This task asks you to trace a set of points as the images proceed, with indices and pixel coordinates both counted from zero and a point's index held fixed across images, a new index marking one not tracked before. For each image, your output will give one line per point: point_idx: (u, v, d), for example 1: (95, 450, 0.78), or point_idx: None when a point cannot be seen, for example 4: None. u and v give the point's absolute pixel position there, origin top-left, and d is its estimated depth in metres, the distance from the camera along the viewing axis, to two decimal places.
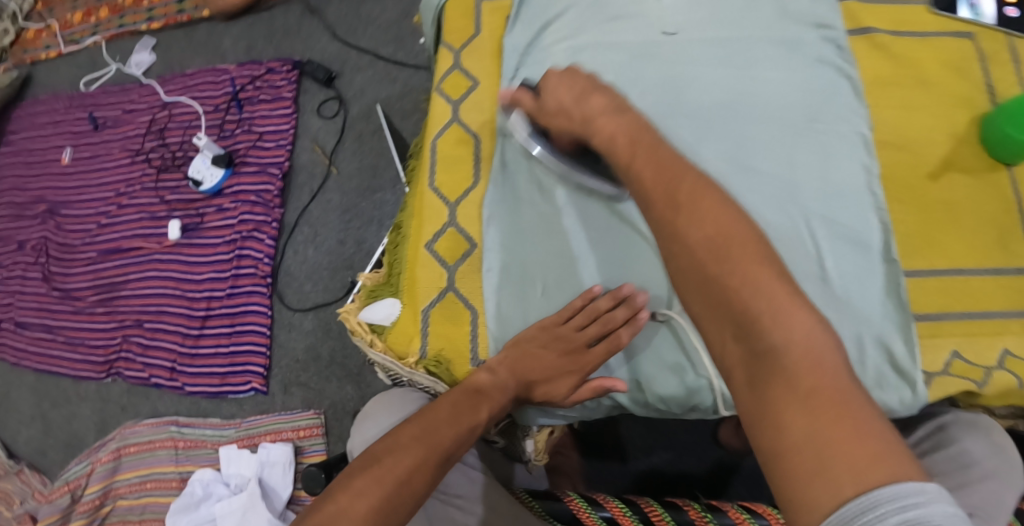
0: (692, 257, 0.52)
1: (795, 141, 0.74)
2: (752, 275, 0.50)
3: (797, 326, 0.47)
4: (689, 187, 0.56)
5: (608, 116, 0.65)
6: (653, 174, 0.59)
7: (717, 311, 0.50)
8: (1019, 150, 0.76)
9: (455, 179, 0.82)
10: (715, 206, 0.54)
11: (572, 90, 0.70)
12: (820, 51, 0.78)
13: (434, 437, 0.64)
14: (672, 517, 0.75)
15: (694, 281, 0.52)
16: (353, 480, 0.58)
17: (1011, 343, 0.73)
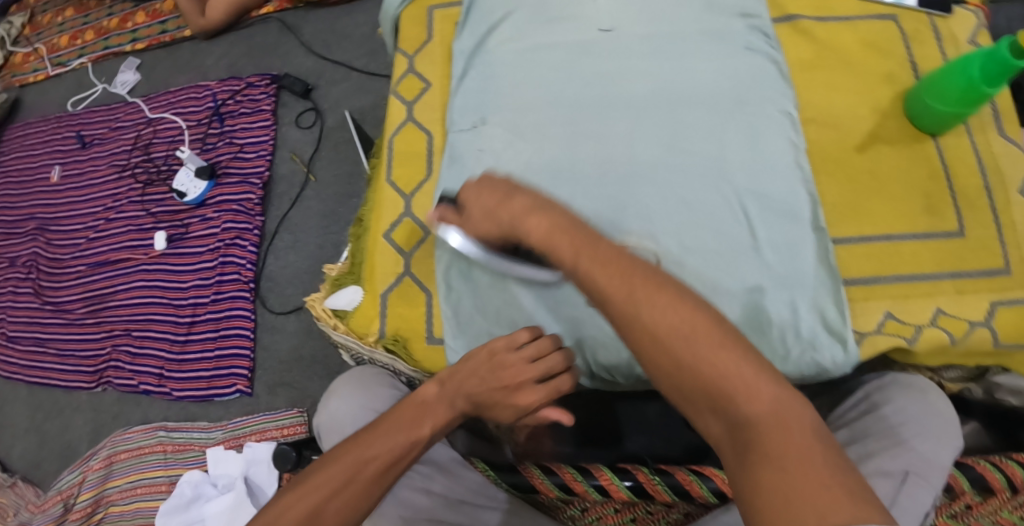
0: (660, 347, 0.54)
1: (726, 122, 0.82)
2: (716, 358, 0.52)
3: (765, 397, 0.51)
4: (636, 283, 0.56)
5: (536, 215, 0.65)
6: (603, 271, 0.58)
7: (692, 393, 0.53)
8: (938, 121, 0.83)
9: (409, 172, 0.90)
10: (667, 294, 0.55)
11: (494, 195, 0.70)
12: (747, 39, 0.86)
13: (371, 450, 0.61)
14: (623, 481, 0.79)
15: (661, 366, 0.54)
16: (289, 492, 0.59)
17: (943, 302, 0.80)
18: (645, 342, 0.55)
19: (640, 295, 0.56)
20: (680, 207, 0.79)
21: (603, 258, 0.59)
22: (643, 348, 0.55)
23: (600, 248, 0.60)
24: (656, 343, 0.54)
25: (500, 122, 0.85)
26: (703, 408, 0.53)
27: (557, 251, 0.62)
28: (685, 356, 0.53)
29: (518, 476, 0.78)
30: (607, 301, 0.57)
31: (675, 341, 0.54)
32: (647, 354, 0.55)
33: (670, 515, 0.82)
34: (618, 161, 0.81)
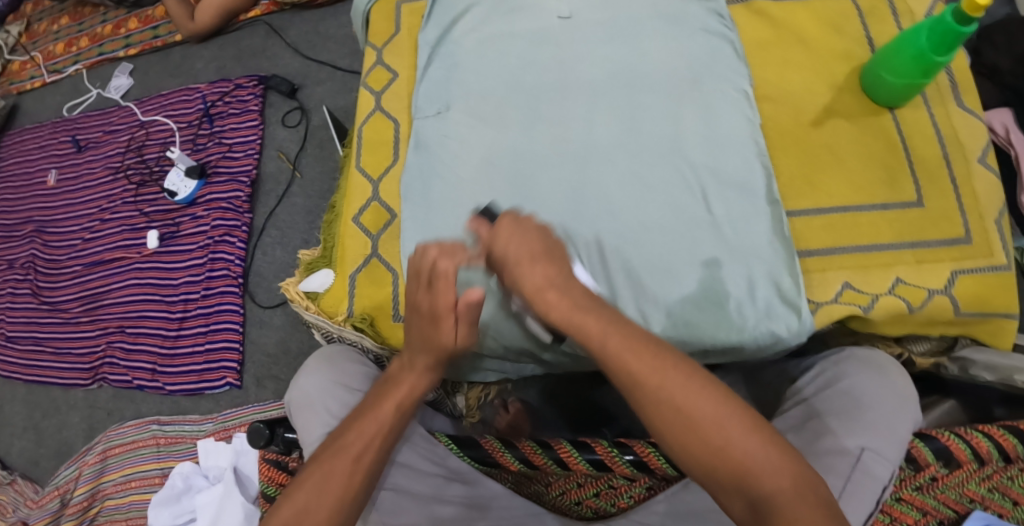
0: (689, 433, 0.58)
1: (681, 100, 0.85)
2: (739, 442, 0.57)
3: (785, 473, 0.57)
4: (666, 370, 0.60)
5: (557, 290, 0.65)
6: (635, 357, 0.61)
7: (716, 475, 0.58)
8: (891, 92, 0.85)
9: (377, 159, 0.94)
10: (688, 382, 0.59)
11: (526, 245, 0.67)
12: (703, 21, 0.89)
13: (342, 442, 0.67)
14: (582, 455, 0.79)
15: (690, 449, 0.59)
16: (278, 511, 0.63)
17: (902, 272, 0.82)
18: (675, 430, 0.59)
19: (671, 385, 0.59)
20: (638, 184, 0.82)
21: (631, 343, 0.61)
22: (667, 432, 0.59)
23: (623, 332, 0.62)
24: (686, 430, 0.59)
25: (463, 108, 0.88)
26: (727, 487, 0.58)
27: (584, 325, 0.63)
28: (710, 439, 0.58)
29: (478, 450, 0.81)
30: (634, 384, 0.60)
31: (702, 429, 0.58)
32: (674, 440, 0.59)
33: (634, 489, 0.80)
34: (575, 141, 0.84)
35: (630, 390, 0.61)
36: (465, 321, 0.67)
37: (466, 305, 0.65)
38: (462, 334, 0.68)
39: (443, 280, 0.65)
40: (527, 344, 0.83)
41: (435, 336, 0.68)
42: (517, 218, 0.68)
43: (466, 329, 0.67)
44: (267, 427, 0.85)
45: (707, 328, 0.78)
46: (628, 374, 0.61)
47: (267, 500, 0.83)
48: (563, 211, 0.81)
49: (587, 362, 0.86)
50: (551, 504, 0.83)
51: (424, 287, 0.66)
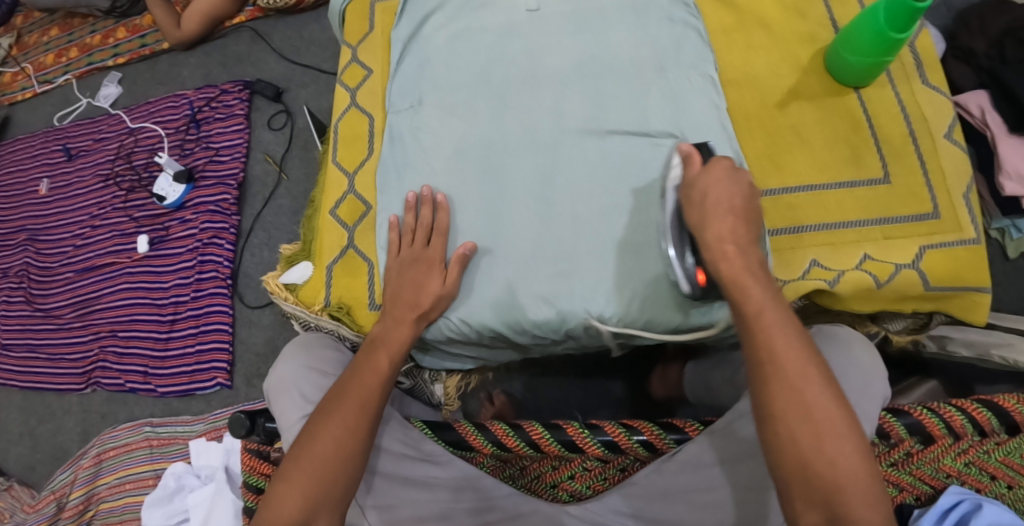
0: (805, 431, 0.62)
1: (647, 88, 0.87)
2: (845, 463, 0.61)
3: (873, 508, 0.60)
4: (809, 367, 0.63)
5: (738, 246, 0.68)
6: (782, 343, 0.64)
7: (812, 480, 0.61)
8: (853, 71, 0.87)
9: (352, 153, 0.96)
10: (824, 397, 0.62)
11: (733, 193, 0.70)
12: (668, 10, 0.90)
13: (344, 396, 0.76)
14: (554, 437, 0.80)
15: (796, 445, 0.62)
16: (297, 463, 0.72)
17: (869, 249, 0.83)
18: (791, 422, 0.62)
19: (807, 382, 0.63)
20: (608, 169, 0.84)
21: (786, 332, 0.65)
22: (783, 418, 0.63)
23: (783, 312, 0.66)
24: (800, 430, 0.62)
25: (434, 101, 0.91)
26: (811, 495, 0.61)
27: (745, 293, 0.67)
28: (820, 445, 0.61)
29: (453, 433, 0.83)
30: (775, 365, 0.64)
31: (817, 437, 0.61)
32: (784, 430, 0.62)
33: (607, 470, 0.82)
34: (542, 129, 0.87)
35: (763, 368, 0.64)
36: (455, 266, 0.82)
37: (455, 254, 0.82)
38: (449, 278, 0.82)
39: (436, 235, 0.84)
40: (498, 327, 0.83)
41: (428, 280, 0.82)
42: (731, 168, 0.72)
43: (455, 273, 0.82)
44: (248, 418, 0.86)
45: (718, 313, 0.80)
46: (771, 356, 0.64)
47: (250, 490, 0.84)
48: (532, 197, 0.84)
49: (566, 344, 0.87)
50: (527, 487, 0.84)
51: (420, 242, 0.84)
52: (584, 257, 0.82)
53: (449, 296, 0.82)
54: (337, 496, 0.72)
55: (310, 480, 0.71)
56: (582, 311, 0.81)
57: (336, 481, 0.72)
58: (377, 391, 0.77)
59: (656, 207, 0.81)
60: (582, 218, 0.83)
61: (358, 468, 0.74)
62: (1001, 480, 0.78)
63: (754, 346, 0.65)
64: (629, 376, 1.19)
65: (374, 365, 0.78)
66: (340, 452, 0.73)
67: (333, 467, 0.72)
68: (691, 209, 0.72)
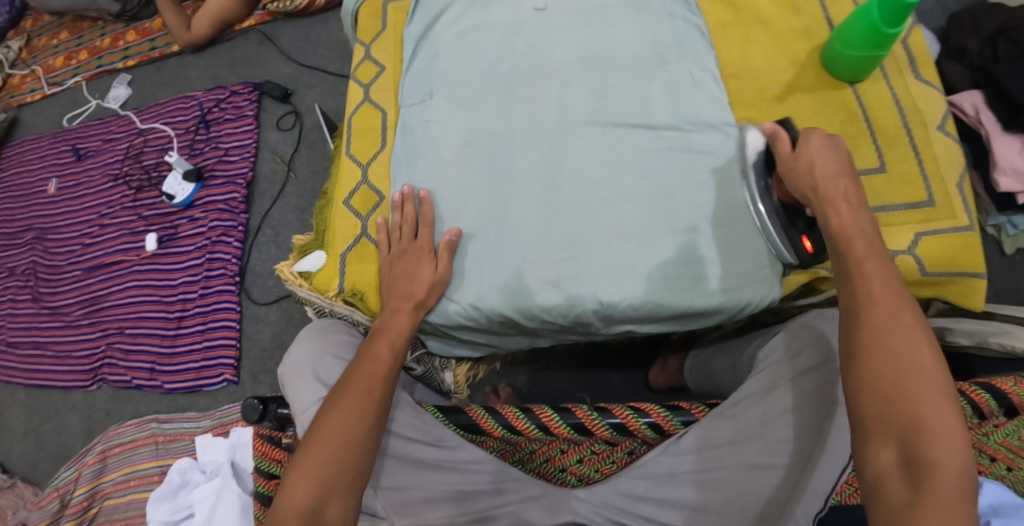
0: (887, 368, 0.62)
1: (653, 81, 0.90)
2: (926, 404, 0.59)
3: (954, 453, 0.57)
4: (903, 311, 0.64)
5: (847, 207, 0.73)
6: (878, 287, 0.66)
7: (891, 414, 0.60)
8: (848, 64, 0.90)
9: (365, 146, 0.99)
10: (917, 340, 0.62)
11: (830, 161, 0.76)
12: (671, 7, 0.94)
13: (349, 383, 0.77)
14: (564, 420, 0.81)
15: (878, 377, 0.62)
16: (308, 452, 0.72)
17: None
18: (875, 358, 0.62)
19: (900, 322, 0.63)
20: (616, 158, 0.87)
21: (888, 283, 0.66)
22: (870, 355, 0.63)
23: (887, 266, 0.67)
24: (884, 367, 0.62)
25: (445, 95, 0.93)
26: (888, 430, 0.60)
27: (851, 245, 0.70)
28: (902, 382, 0.61)
29: (463, 416, 0.85)
30: (869, 302, 0.65)
31: (899, 375, 0.61)
32: (869, 363, 0.62)
33: (615, 454, 0.84)
34: (550, 120, 0.89)
35: (859, 308, 0.66)
36: (443, 252, 0.85)
37: (442, 241, 0.86)
38: (439, 266, 0.85)
39: (422, 228, 0.87)
40: (507, 312, 0.85)
41: (418, 268, 0.85)
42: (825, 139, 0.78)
43: (445, 260, 0.85)
44: (261, 403, 0.88)
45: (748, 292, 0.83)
46: (867, 297, 0.66)
47: (262, 475, 0.84)
48: (539, 185, 0.87)
49: (570, 331, 0.89)
50: (536, 470, 0.86)
51: (407, 236, 0.87)
52: (591, 243, 0.84)
53: (441, 282, 0.85)
54: (348, 482, 0.71)
55: (320, 465, 0.71)
56: (590, 296, 0.83)
57: (346, 467, 0.71)
58: (382, 379, 0.78)
59: (738, 185, 0.85)
60: (601, 205, 0.85)
61: (367, 455, 0.73)
62: (1001, 462, 0.80)
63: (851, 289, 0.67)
64: (630, 368, 1.21)
65: (377, 354, 0.80)
66: (349, 437, 0.73)
67: (341, 455, 0.72)
68: (799, 176, 0.77)
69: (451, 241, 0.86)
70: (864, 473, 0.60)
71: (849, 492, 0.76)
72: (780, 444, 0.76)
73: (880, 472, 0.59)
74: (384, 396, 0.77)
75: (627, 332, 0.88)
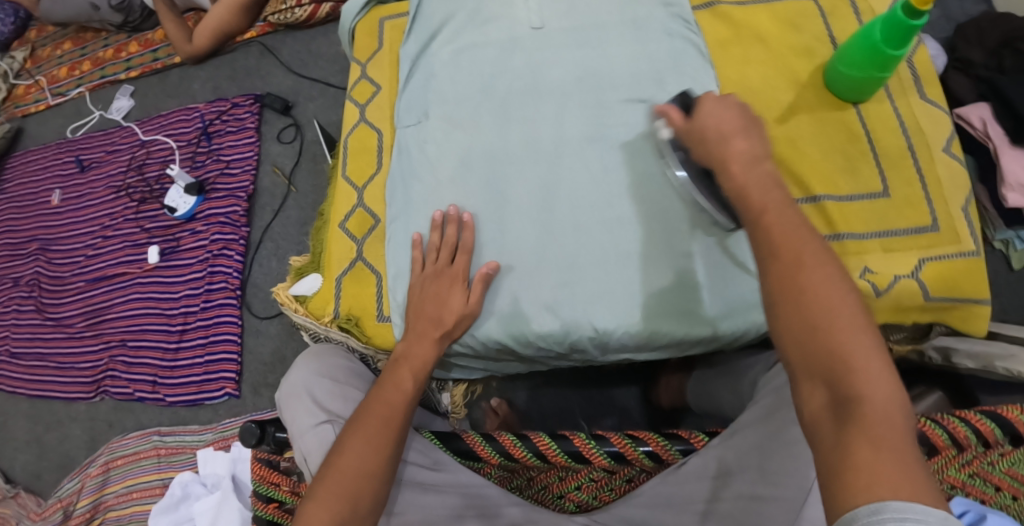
0: (802, 308, 0.56)
1: (650, 101, 0.89)
2: (850, 341, 0.54)
3: (882, 384, 0.52)
4: (809, 248, 0.58)
5: (743, 165, 0.67)
6: (780, 231, 0.60)
7: (811, 356, 0.55)
8: (851, 85, 0.89)
9: (361, 168, 0.99)
10: (825, 277, 0.56)
11: (729, 119, 0.71)
12: (668, 26, 0.93)
13: (367, 413, 0.76)
14: (561, 447, 0.80)
15: (791, 323, 0.56)
16: (319, 484, 0.71)
17: (870, 262, 0.85)
18: (787, 303, 0.57)
19: (803, 263, 0.57)
20: (613, 183, 0.86)
21: (788, 228, 0.60)
22: (780, 304, 0.57)
23: (787, 212, 0.61)
24: (801, 309, 0.56)
25: (440, 115, 0.92)
26: (814, 375, 0.54)
27: (748, 201, 0.64)
28: (815, 322, 0.55)
29: (460, 443, 0.84)
30: (772, 251, 0.59)
31: (815, 315, 0.55)
32: (781, 313, 0.57)
33: (614, 481, 0.83)
34: (547, 141, 0.88)
35: (767, 257, 0.60)
36: (478, 285, 0.83)
37: (479, 273, 0.83)
38: (472, 298, 0.83)
39: (461, 254, 0.85)
40: (503, 339, 0.84)
41: (450, 298, 0.83)
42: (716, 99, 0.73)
43: (478, 293, 0.83)
44: (258, 427, 0.88)
45: (739, 313, 0.82)
46: (773, 239, 0.60)
47: (260, 499, 0.84)
48: (535, 208, 0.86)
49: (570, 357, 0.88)
50: (533, 497, 0.85)
51: (444, 260, 0.85)
52: (587, 268, 0.83)
53: (471, 316, 0.83)
54: (361, 511, 0.71)
55: (334, 498, 0.70)
56: (585, 323, 0.82)
57: (360, 500, 0.71)
58: (400, 406, 0.77)
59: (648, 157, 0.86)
60: (599, 229, 0.84)
61: (382, 486, 0.73)
62: (1006, 491, 0.77)
63: (758, 241, 0.61)
64: (629, 387, 1.20)
65: (399, 379, 0.80)
66: (364, 464, 0.72)
67: (354, 483, 0.71)
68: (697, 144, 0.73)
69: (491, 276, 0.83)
70: (802, 423, 0.55)
71: None
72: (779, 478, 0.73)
73: (814, 419, 0.54)
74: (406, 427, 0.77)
75: (624, 360, 0.87)
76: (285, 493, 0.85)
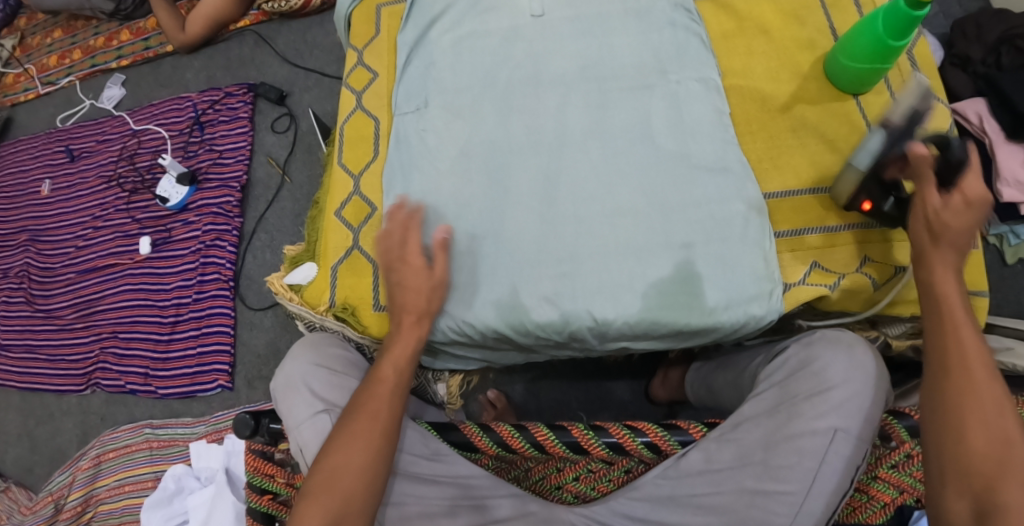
0: (971, 426, 0.65)
1: (652, 90, 0.88)
2: (1010, 469, 0.63)
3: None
4: (988, 374, 0.67)
5: (946, 273, 0.72)
6: (971, 350, 0.68)
7: (968, 471, 0.64)
8: (852, 78, 0.90)
9: (358, 155, 0.98)
10: (997, 407, 0.66)
11: (962, 219, 0.72)
12: (670, 15, 0.92)
13: (359, 410, 0.76)
14: (558, 437, 0.79)
15: (954, 434, 0.66)
16: (314, 485, 0.72)
17: (871, 251, 0.88)
18: (960, 418, 0.66)
19: (981, 388, 0.66)
20: (613, 173, 0.85)
21: (979, 351, 0.68)
22: (955, 416, 0.66)
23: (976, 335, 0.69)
24: (973, 439, 0.65)
25: (440, 104, 0.92)
26: (964, 487, 0.64)
27: (949, 307, 0.71)
28: (977, 443, 0.65)
29: (458, 434, 0.83)
30: (954, 365, 0.68)
31: (983, 437, 0.65)
32: (956, 426, 0.66)
33: (612, 472, 0.82)
34: (549, 131, 0.88)
35: (947, 367, 0.68)
36: (438, 253, 0.82)
37: (437, 241, 0.82)
38: (435, 268, 0.82)
39: (411, 229, 0.83)
40: (501, 328, 0.84)
41: (410, 276, 0.81)
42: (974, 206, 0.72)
43: (440, 262, 0.82)
44: (252, 418, 0.86)
45: (748, 301, 0.82)
46: (961, 359, 0.68)
47: (255, 491, 0.83)
48: (536, 198, 0.85)
49: (569, 345, 0.87)
50: (532, 488, 0.84)
51: (395, 238, 0.83)
52: (587, 259, 0.82)
53: (439, 285, 0.82)
54: (357, 509, 0.72)
55: (331, 498, 0.71)
56: (585, 313, 0.81)
57: (355, 497, 0.72)
58: (387, 399, 0.77)
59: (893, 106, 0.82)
60: (601, 219, 0.83)
61: (378, 481, 0.74)
62: None
63: (942, 352, 0.69)
64: (627, 380, 1.20)
65: (385, 365, 0.79)
66: (359, 464, 0.73)
67: (350, 483, 0.72)
68: (921, 223, 0.75)
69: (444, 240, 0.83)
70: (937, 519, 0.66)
71: (848, 511, 0.78)
72: (781, 471, 0.74)
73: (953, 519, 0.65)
74: (397, 418, 0.77)
75: (622, 348, 0.86)
76: (279, 485, 0.83)
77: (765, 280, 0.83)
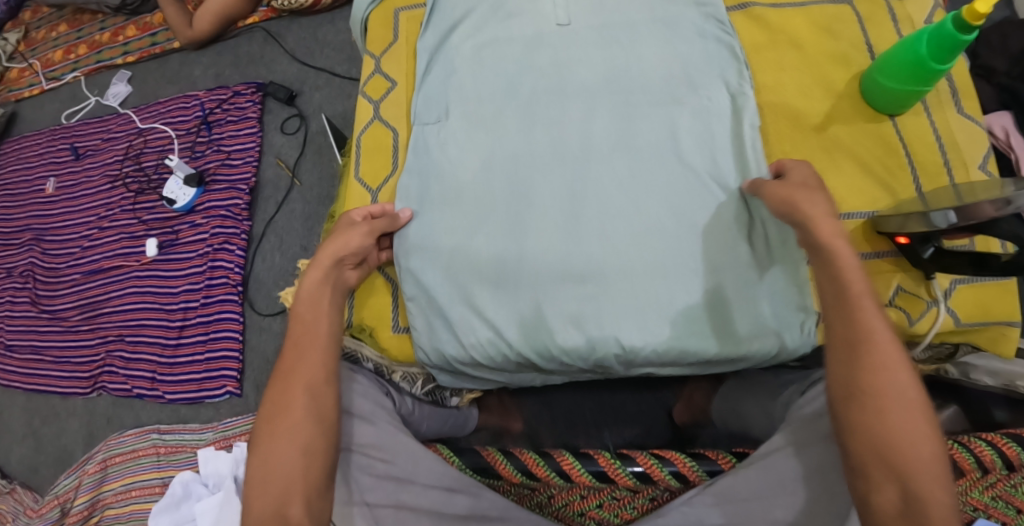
0: (865, 385, 0.68)
1: (680, 106, 0.85)
2: (905, 420, 0.66)
3: (928, 462, 0.64)
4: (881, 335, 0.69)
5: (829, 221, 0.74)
6: (867, 315, 0.70)
7: (879, 435, 0.66)
8: (890, 98, 0.87)
9: (375, 168, 0.96)
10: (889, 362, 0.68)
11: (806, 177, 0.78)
12: (699, 28, 0.89)
13: (287, 372, 0.76)
14: (585, 466, 0.80)
15: (860, 402, 0.68)
16: (258, 457, 0.72)
17: (903, 281, 0.85)
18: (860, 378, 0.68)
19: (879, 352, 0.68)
20: (640, 190, 0.82)
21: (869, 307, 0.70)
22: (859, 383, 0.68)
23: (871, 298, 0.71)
24: (871, 402, 0.67)
25: (460, 115, 0.89)
26: (879, 455, 0.66)
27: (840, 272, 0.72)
28: (878, 406, 0.67)
29: (479, 460, 0.82)
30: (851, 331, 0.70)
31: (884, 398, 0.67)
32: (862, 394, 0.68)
33: (636, 500, 0.79)
34: (573, 144, 0.85)
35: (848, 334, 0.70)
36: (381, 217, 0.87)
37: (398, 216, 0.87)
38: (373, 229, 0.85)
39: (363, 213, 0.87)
40: (524, 351, 0.82)
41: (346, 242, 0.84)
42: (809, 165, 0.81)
43: (382, 224, 0.86)
44: None
45: (780, 336, 0.79)
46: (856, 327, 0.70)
47: None
48: (559, 215, 0.82)
49: (595, 372, 0.85)
50: (554, 515, 0.80)
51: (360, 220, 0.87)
52: (612, 280, 0.80)
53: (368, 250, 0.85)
54: (300, 477, 0.70)
55: (269, 465, 0.71)
56: (613, 340, 0.79)
57: (292, 459, 0.70)
58: (308, 360, 0.76)
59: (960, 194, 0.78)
60: (626, 240, 0.80)
61: (319, 447, 0.72)
62: None
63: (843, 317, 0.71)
64: (646, 395, 1.17)
65: (299, 330, 0.79)
66: (290, 430, 0.72)
67: (287, 453, 0.71)
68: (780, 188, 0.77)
69: (391, 227, 0.87)
70: (861, 495, 0.66)
71: None
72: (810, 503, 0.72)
73: (880, 499, 0.65)
74: (321, 377, 0.76)
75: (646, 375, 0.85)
76: None
77: (797, 316, 0.80)
